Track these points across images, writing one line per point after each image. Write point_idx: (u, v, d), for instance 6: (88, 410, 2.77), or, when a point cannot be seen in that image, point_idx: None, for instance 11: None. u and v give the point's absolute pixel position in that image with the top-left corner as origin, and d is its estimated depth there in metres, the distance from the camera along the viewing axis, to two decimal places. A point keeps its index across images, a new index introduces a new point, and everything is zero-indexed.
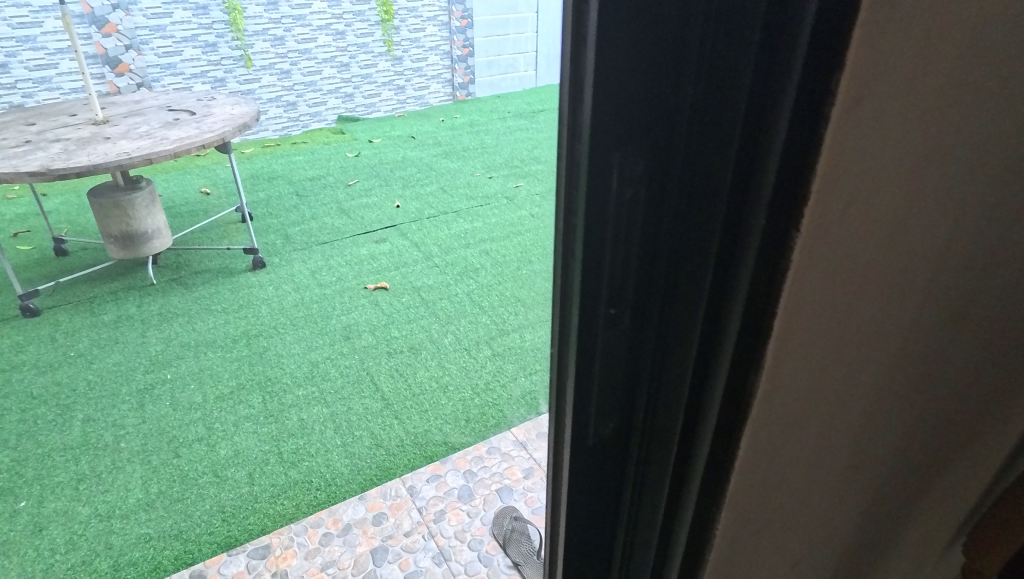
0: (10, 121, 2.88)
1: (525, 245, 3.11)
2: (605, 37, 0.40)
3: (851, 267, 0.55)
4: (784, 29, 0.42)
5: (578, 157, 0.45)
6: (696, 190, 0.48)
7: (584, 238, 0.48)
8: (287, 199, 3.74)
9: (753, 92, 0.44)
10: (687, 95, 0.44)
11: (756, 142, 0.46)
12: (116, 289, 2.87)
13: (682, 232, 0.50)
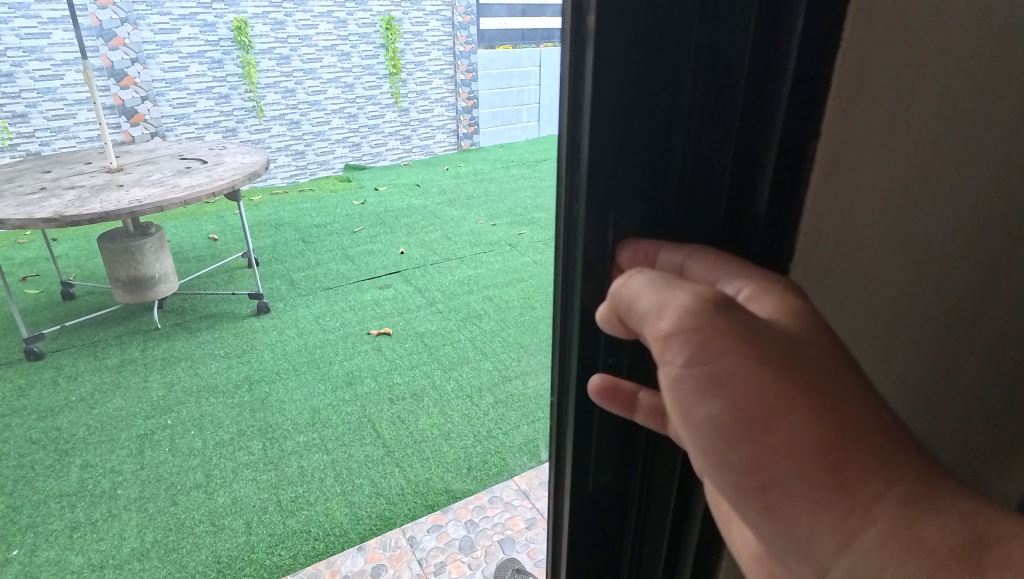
0: (27, 169, 2.96)
1: (527, 292, 3.15)
2: (599, 109, 0.45)
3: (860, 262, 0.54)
4: (764, 101, 0.48)
5: (576, 216, 0.50)
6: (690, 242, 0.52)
7: (583, 287, 0.52)
8: (293, 245, 3.80)
9: (737, 155, 0.50)
10: (678, 156, 0.49)
11: (744, 196, 0.52)
12: (120, 333, 2.89)
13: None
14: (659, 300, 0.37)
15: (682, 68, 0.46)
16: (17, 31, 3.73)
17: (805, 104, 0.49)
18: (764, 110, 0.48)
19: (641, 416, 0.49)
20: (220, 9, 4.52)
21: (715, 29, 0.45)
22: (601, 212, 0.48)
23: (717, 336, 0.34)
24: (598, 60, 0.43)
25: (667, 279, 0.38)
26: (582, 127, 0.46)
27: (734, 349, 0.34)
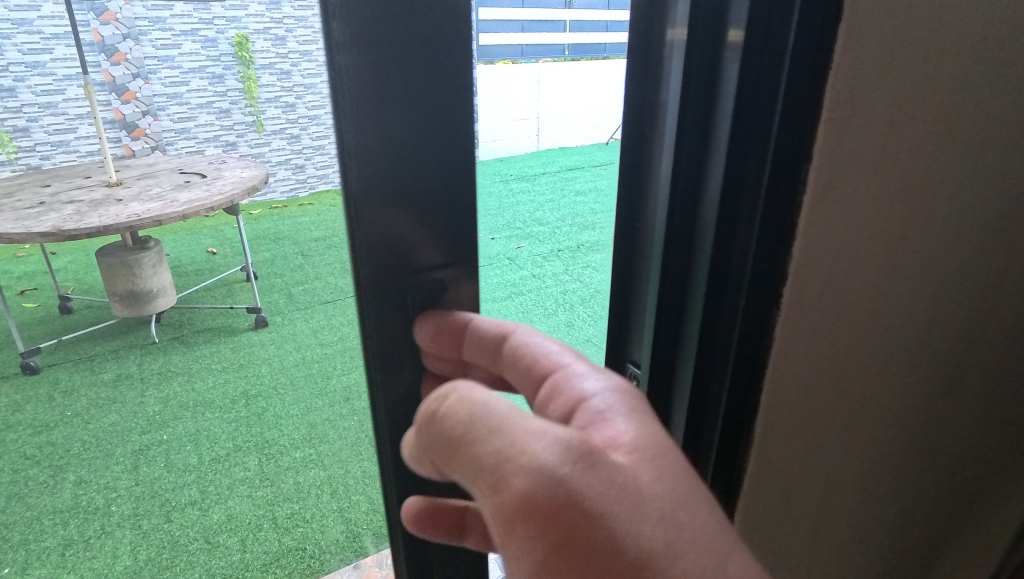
0: (26, 183, 2.96)
1: (526, 306, 3.15)
2: (365, 154, 0.40)
3: (815, 279, 0.69)
4: (713, 116, 0.55)
5: (360, 280, 0.45)
6: (650, 220, 0.61)
7: (383, 355, 0.48)
8: (292, 259, 3.81)
9: (692, 166, 0.57)
10: (637, 141, 0.60)
11: (694, 205, 0.59)
12: (117, 348, 2.88)
13: (646, 259, 0.63)
14: (493, 470, 0.38)
15: (635, 70, 0.57)
16: (20, 46, 3.77)
17: (747, 123, 0.55)
18: (708, 111, 0.55)
19: (470, 539, 0.51)
20: (222, 24, 4.41)
21: (660, 38, 0.55)
22: (420, 276, 0.46)
23: (562, 533, 0.37)
24: (354, 107, 0.39)
25: (497, 441, 0.38)
26: (349, 177, 0.41)
27: (591, 539, 0.37)
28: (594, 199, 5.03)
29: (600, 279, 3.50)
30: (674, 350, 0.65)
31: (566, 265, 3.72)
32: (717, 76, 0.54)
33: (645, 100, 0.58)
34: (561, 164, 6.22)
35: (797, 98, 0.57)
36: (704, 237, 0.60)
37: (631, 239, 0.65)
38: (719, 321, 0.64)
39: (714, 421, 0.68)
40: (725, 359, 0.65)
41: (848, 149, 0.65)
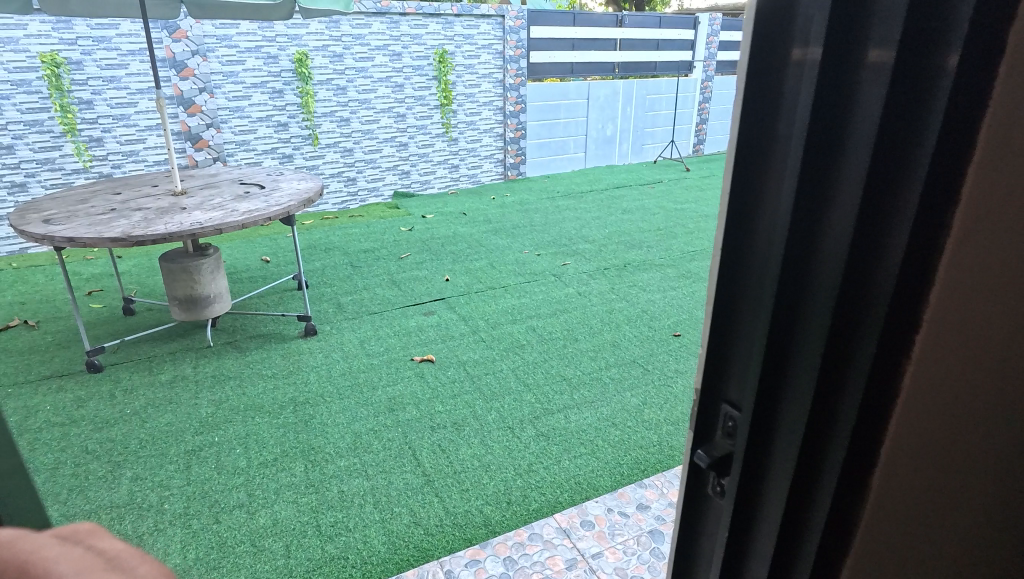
0: (100, 190, 3.13)
1: (571, 324, 3.15)
2: None
3: (962, 328, 0.46)
4: (846, 130, 0.43)
5: None
6: (762, 253, 0.52)
7: None
8: (341, 269, 3.90)
9: (813, 189, 0.46)
10: (753, 163, 0.51)
11: (811, 237, 0.48)
12: (174, 349, 3.00)
13: (754, 293, 0.53)
14: None
15: (753, 74, 0.48)
16: (99, 62, 4.21)
17: (895, 140, 0.42)
18: (837, 121, 0.44)
19: None
20: (284, 42, 4.70)
21: (792, 33, 0.45)
22: None
23: None
24: None
25: None
26: None
27: None
28: (642, 217, 4.99)
29: (648, 299, 3.45)
30: (774, 404, 0.54)
31: (612, 283, 3.69)
32: (855, 80, 0.42)
33: (758, 113, 0.49)
34: (608, 182, 6.20)
35: (965, 109, 0.40)
36: (820, 279, 0.47)
37: (733, 274, 0.55)
38: (837, 386, 0.49)
39: (818, 505, 0.53)
40: (838, 433, 0.50)
41: (999, 219, 0.43)
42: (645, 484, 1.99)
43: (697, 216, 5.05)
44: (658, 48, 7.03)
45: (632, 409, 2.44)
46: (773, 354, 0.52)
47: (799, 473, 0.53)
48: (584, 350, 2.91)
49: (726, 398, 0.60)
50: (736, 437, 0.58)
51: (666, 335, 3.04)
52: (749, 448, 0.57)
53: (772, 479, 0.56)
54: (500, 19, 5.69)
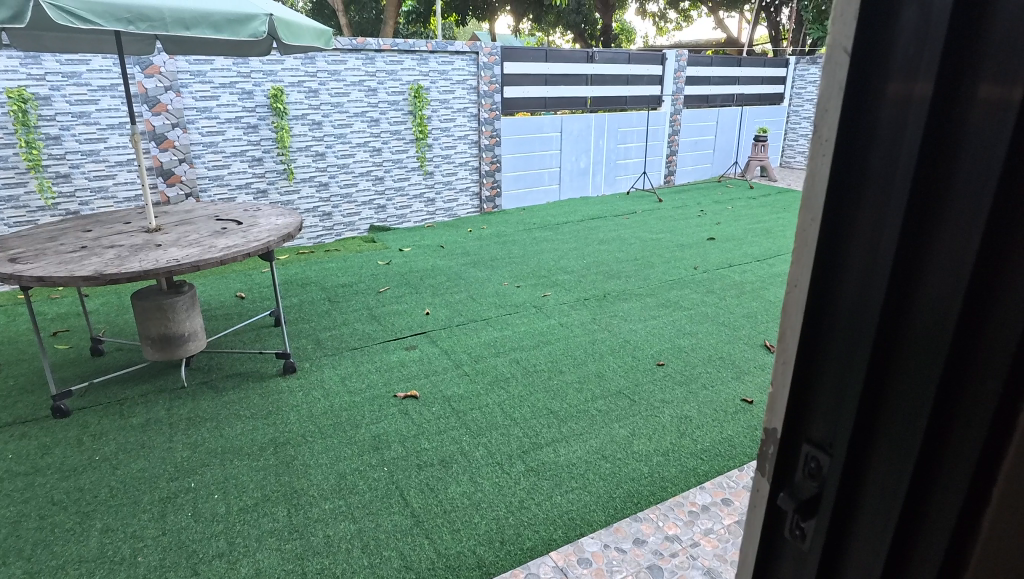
0: (69, 227, 3.04)
1: (555, 355, 3.14)
2: None
3: None
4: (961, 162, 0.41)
5: None
6: (851, 288, 0.49)
7: None
8: (319, 304, 3.84)
9: (918, 224, 0.44)
10: (843, 194, 0.48)
11: (911, 275, 0.45)
12: (146, 391, 2.89)
13: (844, 332, 0.51)
14: None
15: (844, 103, 0.46)
16: (68, 97, 4.14)
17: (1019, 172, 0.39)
18: (946, 157, 0.42)
19: None
20: (259, 77, 4.69)
21: (891, 58, 0.43)
22: None
23: None
24: None
25: None
26: None
27: None
28: (619, 247, 5.06)
29: (629, 329, 3.47)
30: (871, 451, 0.50)
31: (593, 313, 3.71)
32: (968, 110, 0.40)
33: (847, 146, 0.47)
34: (583, 213, 6.29)
35: None
36: (930, 319, 0.45)
37: (818, 311, 0.52)
38: (947, 433, 0.45)
39: (925, 561, 0.49)
40: (948, 484, 0.46)
41: None
42: (640, 518, 1.97)
43: (672, 245, 5.14)
44: (628, 82, 7.22)
45: (621, 441, 2.43)
46: (868, 395, 0.49)
47: (904, 526, 0.49)
48: (570, 382, 2.90)
49: (808, 438, 0.56)
50: (823, 482, 0.54)
51: (650, 364, 3.05)
52: (841, 494, 0.53)
53: (867, 530, 0.52)
54: (474, 55, 5.79)
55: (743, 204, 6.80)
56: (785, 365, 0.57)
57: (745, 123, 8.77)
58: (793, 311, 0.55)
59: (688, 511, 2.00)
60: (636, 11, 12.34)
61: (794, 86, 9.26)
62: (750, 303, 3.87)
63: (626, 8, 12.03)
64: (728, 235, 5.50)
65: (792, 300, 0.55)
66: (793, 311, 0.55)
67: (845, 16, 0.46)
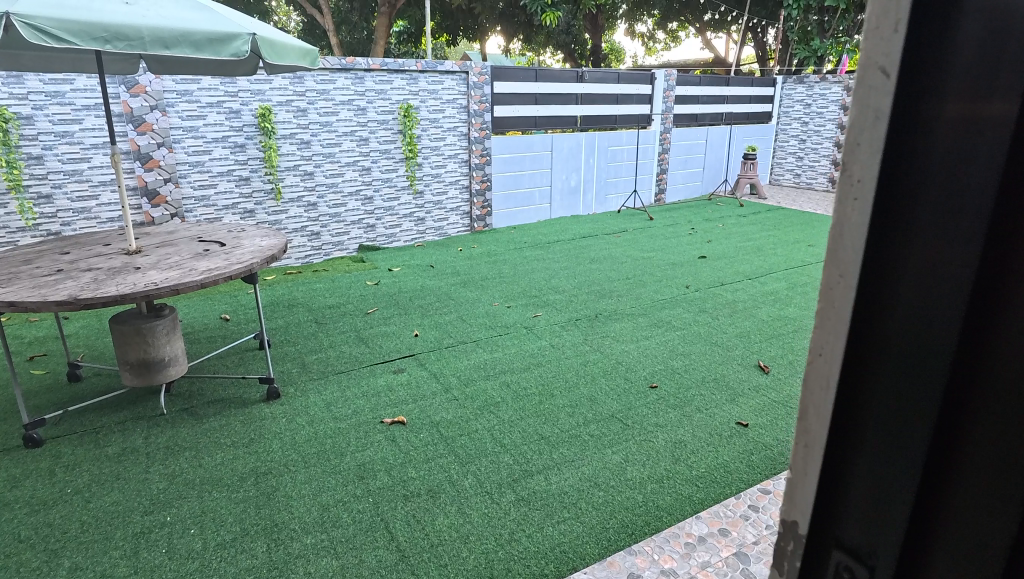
0: (46, 249, 2.96)
1: (546, 378, 3.08)
2: None
3: None
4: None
5: None
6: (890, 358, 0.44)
7: None
8: (306, 326, 3.77)
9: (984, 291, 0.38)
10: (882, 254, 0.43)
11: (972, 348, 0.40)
12: (124, 419, 2.79)
13: (887, 403, 0.45)
14: None
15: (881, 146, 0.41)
16: (51, 117, 4.08)
17: None
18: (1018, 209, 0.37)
19: None
20: (247, 97, 4.65)
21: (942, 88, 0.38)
22: None
23: None
24: None
25: None
26: None
27: None
28: (610, 266, 5.02)
29: (622, 350, 3.42)
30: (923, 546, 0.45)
31: (585, 334, 3.65)
32: None
33: (888, 191, 0.41)
34: (574, 231, 6.25)
35: None
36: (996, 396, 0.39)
37: (853, 381, 0.47)
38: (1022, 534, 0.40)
39: None
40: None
41: None
42: (635, 551, 1.90)
43: (663, 263, 5.12)
44: (618, 102, 7.24)
45: (614, 467, 2.35)
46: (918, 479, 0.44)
47: None
48: (562, 406, 2.83)
49: (838, 526, 0.50)
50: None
51: (643, 387, 2.99)
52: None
53: None
54: (464, 75, 5.79)
55: (734, 222, 6.80)
56: (812, 443, 0.51)
57: (734, 141, 8.83)
58: (820, 383, 0.49)
59: (683, 543, 1.93)
60: (625, 31, 12.47)
61: (781, 105, 9.35)
62: (742, 322, 3.83)
63: (615, 28, 12.15)
64: (720, 253, 5.49)
65: (817, 369, 0.49)
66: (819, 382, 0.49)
67: (882, 32, 0.40)
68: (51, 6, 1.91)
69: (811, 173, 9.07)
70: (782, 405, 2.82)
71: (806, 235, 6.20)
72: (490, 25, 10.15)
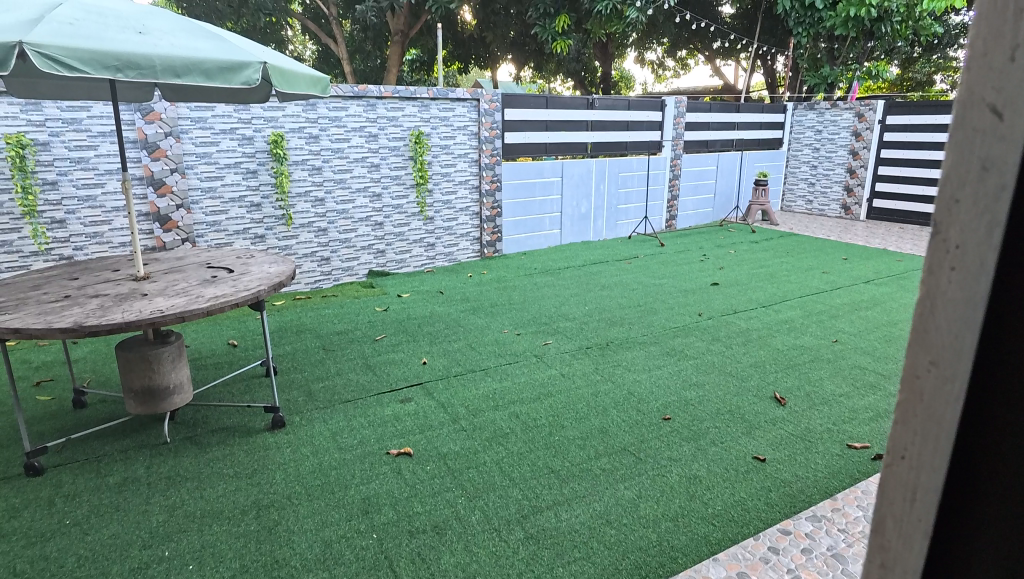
0: (55, 275, 2.96)
1: (556, 409, 3.01)
2: None
3: None
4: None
5: None
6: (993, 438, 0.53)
7: None
8: (313, 353, 3.73)
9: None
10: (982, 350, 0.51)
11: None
12: (126, 447, 2.75)
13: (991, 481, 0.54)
14: None
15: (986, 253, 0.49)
16: (67, 143, 4.13)
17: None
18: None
19: None
20: (260, 123, 4.69)
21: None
22: None
23: None
24: None
25: None
26: None
27: None
28: (621, 293, 4.96)
29: (634, 380, 3.34)
30: None
31: (596, 363, 3.58)
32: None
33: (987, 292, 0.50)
34: (585, 258, 6.22)
35: None
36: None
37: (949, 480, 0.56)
38: None
39: None
40: None
41: None
42: None
43: (675, 290, 5.06)
44: (628, 128, 7.25)
45: (627, 504, 2.27)
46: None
47: None
48: (572, 438, 2.75)
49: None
50: None
51: (656, 419, 2.90)
52: None
53: None
54: (475, 102, 5.83)
55: (746, 249, 6.74)
56: (894, 557, 0.60)
57: (745, 167, 8.81)
58: (905, 493, 0.58)
59: None
60: (635, 59, 12.56)
61: (792, 131, 9.32)
62: (757, 352, 3.74)
63: (625, 55, 12.24)
64: (732, 280, 5.42)
65: (899, 474, 0.59)
66: (906, 488, 0.58)
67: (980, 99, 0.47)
68: (66, 35, 1.92)
69: (822, 199, 9.01)
70: (801, 439, 2.73)
71: (819, 261, 6.12)
72: (501, 53, 10.26)
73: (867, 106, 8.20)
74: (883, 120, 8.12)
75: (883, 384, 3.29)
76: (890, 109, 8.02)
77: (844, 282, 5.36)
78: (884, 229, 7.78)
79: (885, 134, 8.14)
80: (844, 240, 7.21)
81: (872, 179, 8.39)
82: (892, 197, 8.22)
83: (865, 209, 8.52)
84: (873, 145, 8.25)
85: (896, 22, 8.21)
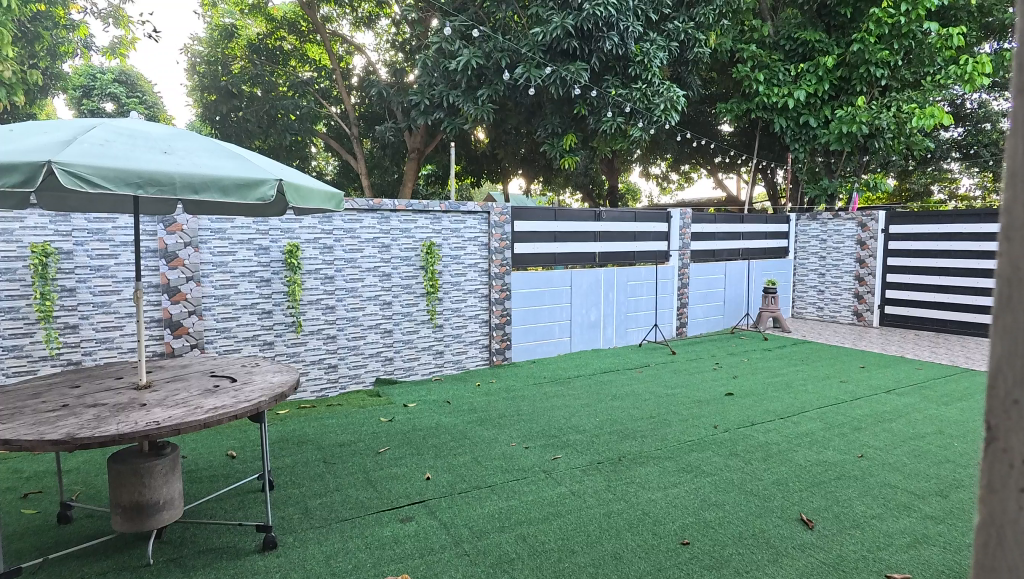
0: (57, 382, 2.93)
1: (566, 531, 2.82)
2: None
3: None
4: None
5: None
6: None
7: None
8: (312, 466, 3.59)
9: None
10: None
11: None
12: (106, 569, 2.57)
13: None
14: None
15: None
16: (90, 252, 4.26)
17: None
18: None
19: None
20: (276, 234, 4.85)
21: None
22: None
23: None
24: None
25: None
26: None
27: None
28: (633, 404, 4.82)
29: (648, 499, 3.15)
30: None
31: (608, 480, 3.40)
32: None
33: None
34: (595, 366, 6.13)
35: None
36: None
37: None
38: None
39: None
40: None
41: None
42: None
43: (688, 401, 4.91)
44: (635, 238, 7.41)
45: None
46: None
47: None
48: (583, 565, 2.55)
49: None
50: None
51: (673, 543, 2.70)
52: None
53: None
54: (485, 215, 6.05)
55: (759, 357, 6.62)
56: None
57: (753, 276, 8.89)
58: None
59: None
60: (641, 173, 13.14)
61: (797, 241, 9.48)
62: (778, 468, 3.54)
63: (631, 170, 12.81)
64: (747, 390, 5.27)
65: None
66: None
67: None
68: (94, 155, 2.02)
69: (833, 306, 8.99)
70: (833, 568, 2.50)
71: (836, 370, 5.97)
72: (511, 166, 10.78)
73: (868, 217, 8.41)
74: (886, 230, 8.29)
75: (918, 504, 3.08)
76: (892, 219, 8.21)
77: (863, 391, 5.19)
78: (900, 337, 7.67)
79: (889, 243, 8.27)
80: (859, 348, 7.08)
81: (881, 287, 8.40)
82: (904, 305, 8.19)
83: (878, 315, 8.47)
84: (878, 254, 8.35)
85: (888, 138, 8.49)
